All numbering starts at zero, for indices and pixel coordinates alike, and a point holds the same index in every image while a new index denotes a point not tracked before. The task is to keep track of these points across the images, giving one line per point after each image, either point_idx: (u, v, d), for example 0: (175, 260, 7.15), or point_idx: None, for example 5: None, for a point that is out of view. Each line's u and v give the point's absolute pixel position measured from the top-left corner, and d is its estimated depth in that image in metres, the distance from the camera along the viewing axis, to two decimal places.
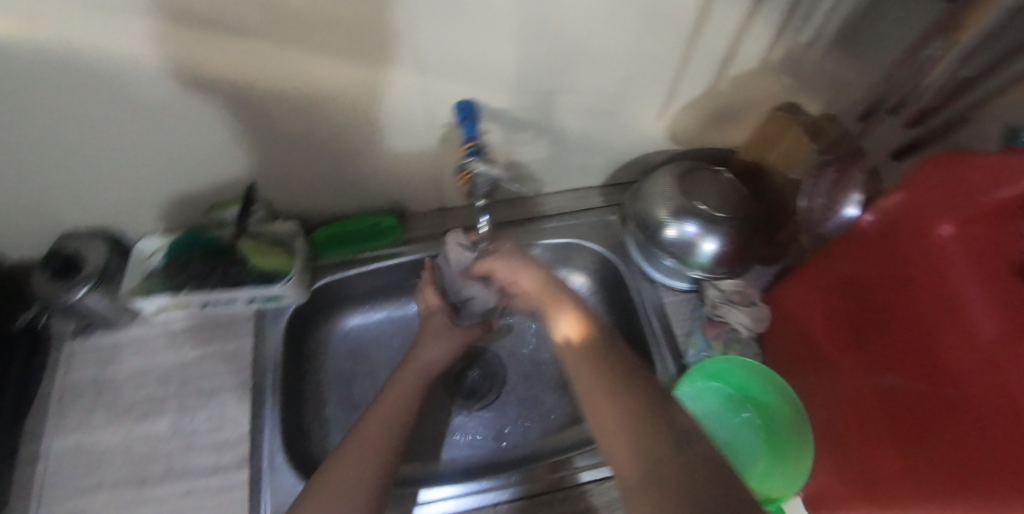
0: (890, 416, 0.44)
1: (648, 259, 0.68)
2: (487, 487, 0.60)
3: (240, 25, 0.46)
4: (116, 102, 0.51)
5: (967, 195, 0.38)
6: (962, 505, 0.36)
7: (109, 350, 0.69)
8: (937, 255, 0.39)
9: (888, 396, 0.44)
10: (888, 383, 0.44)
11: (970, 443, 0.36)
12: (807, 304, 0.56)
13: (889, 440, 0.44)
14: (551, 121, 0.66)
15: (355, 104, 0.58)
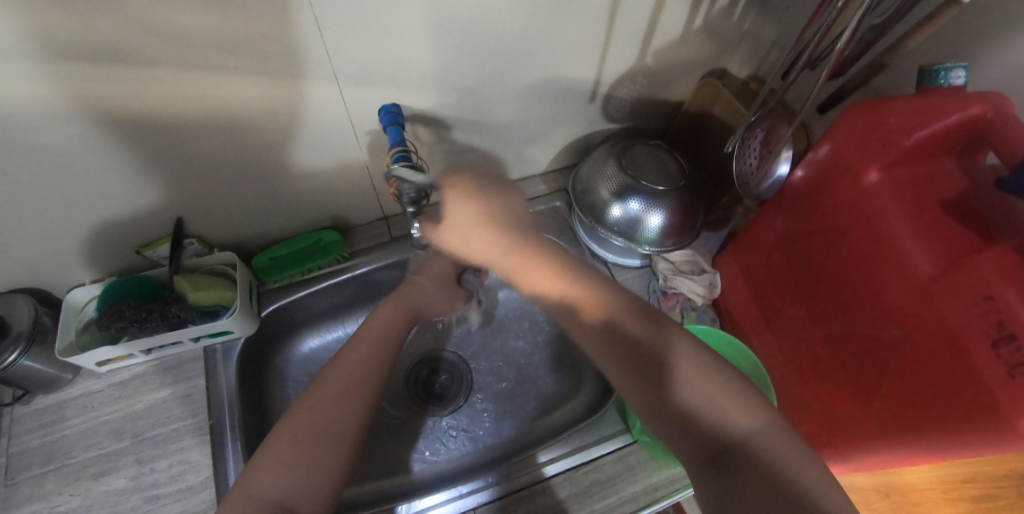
0: (840, 347, 0.52)
1: (598, 241, 0.71)
2: (472, 490, 0.59)
3: (134, 52, 0.47)
4: (11, 146, 0.50)
5: (891, 142, 0.46)
6: (915, 407, 0.45)
7: (53, 410, 0.66)
8: (873, 199, 0.48)
9: (836, 332, 0.52)
10: (835, 321, 0.52)
11: (916, 356, 0.44)
12: (750, 263, 0.63)
13: (841, 368, 0.52)
14: (482, 113, 0.65)
15: (271, 117, 0.57)
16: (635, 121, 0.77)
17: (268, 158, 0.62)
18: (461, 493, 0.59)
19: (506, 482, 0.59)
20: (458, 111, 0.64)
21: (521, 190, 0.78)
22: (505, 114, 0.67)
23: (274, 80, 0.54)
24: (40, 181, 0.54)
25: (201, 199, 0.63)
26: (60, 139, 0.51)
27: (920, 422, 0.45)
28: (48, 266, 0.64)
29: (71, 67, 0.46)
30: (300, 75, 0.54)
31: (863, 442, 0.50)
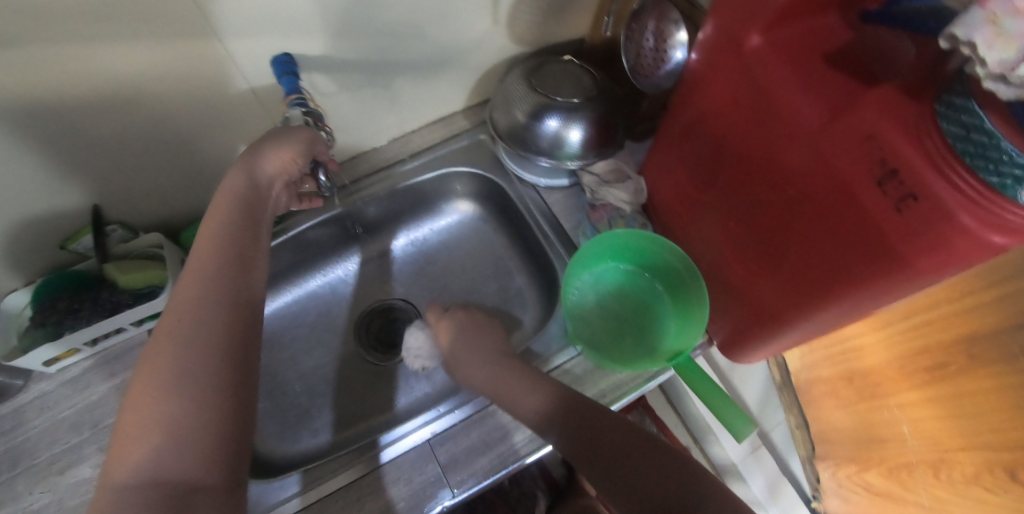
0: (753, 228, 0.51)
1: (525, 166, 0.71)
2: (448, 410, 0.61)
3: (2, 35, 0.45)
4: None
5: (764, 1, 0.44)
6: (824, 270, 0.45)
7: (10, 417, 0.66)
8: (757, 64, 0.46)
9: (747, 213, 0.52)
10: (745, 201, 0.51)
11: (816, 218, 0.44)
12: (668, 162, 0.62)
13: (757, 248, 0.52)
14: (385, 53, 0.64)
15: (166, 86, 0.56)
16: (547, 43, 0.76)
17: (171, 131, 0.61)
18: (438, 417, 0.60)
19: (458, 410, 0.60)
20: (356, 53, 0.63)
21: (443, 130, 0.77)
22: (407, 50, 0.65)
23: (154, 44, 0.52)
24: None
25: (112, 183, 0.62)
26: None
27: (829, 277, 0.45)
28: None
29: None
30: (176, 36, 0.52)
31: (788, 314, 0.51)
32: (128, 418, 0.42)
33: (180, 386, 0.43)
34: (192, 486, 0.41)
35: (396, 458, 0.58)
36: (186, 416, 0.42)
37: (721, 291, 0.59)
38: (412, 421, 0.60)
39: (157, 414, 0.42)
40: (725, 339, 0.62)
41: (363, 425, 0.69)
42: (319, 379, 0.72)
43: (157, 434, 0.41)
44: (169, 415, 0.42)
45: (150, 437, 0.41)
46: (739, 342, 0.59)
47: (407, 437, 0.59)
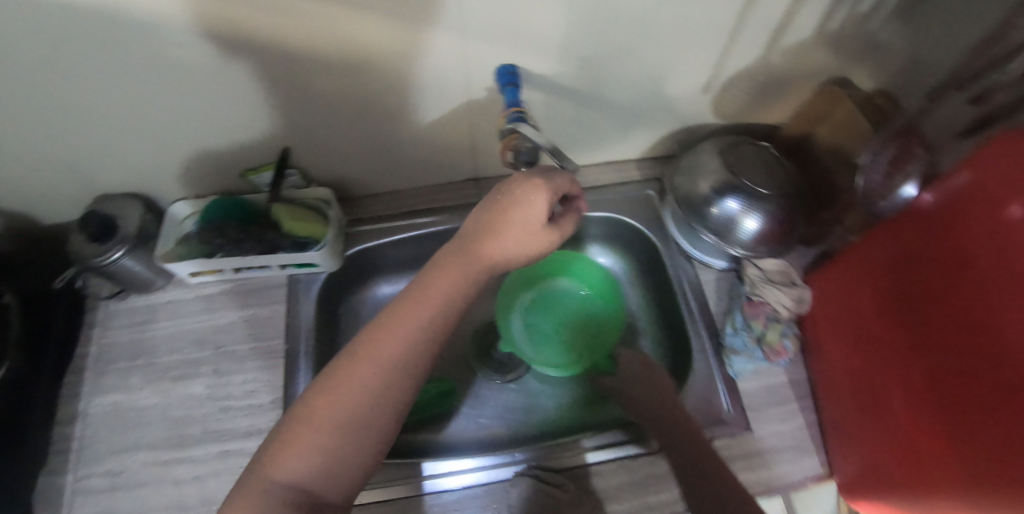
0: (941, 393, 0.48)
1: (688, 235, 0.70)
2: (519, 461, 0.60)
3: None
4: (148, 58, 0.53)
5: None
6: (1004, 477, 0.40)
7: (145, 312, 0.71)
8: (1005, 233, 0.42)
9: (940, 375, 0.48)
10: (942, 362, 0.48)
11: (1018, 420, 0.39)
12: (852, 285, 0.60)
13: (935, 415, 0.48)
14: (596, 91, 0.65)
15: (393, 65, 0.57)
16: (742, 123, 0.75)
17: (378, 104, 0.62)
18: (488, 464, 0.59)
19: (536, 461, 0.59)
20: (574, 82, 0.63)
21: (614, 173, 0.76)
22: (618, 91, 0.65)
23: (406, 24, 0.53)
24: (166, 93, 0.57)
25: (306, 135, 0.65)
26: (190, 53, 0.53)
27: (995, 470, 0.41)
28: (163, 175, 0.69)
29: None
30: (428, 24, 0.53)
31: (937, 492, 0.47)
32: (318, 408, 0.42)
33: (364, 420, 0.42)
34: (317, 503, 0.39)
35: (439, 491, 0.58)
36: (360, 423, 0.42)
37: (873, 436, 0.55)
38: (472, 458, 0.59)
39: (335, 426, 0.41)
40: (850, 479, 0.58)
41: (451, 433, 0.68)
42: None
43: (320, 451, 0.40)
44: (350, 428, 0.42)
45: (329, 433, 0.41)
46: (868, 489, 0.56)
47: (465, 473, 0.59)
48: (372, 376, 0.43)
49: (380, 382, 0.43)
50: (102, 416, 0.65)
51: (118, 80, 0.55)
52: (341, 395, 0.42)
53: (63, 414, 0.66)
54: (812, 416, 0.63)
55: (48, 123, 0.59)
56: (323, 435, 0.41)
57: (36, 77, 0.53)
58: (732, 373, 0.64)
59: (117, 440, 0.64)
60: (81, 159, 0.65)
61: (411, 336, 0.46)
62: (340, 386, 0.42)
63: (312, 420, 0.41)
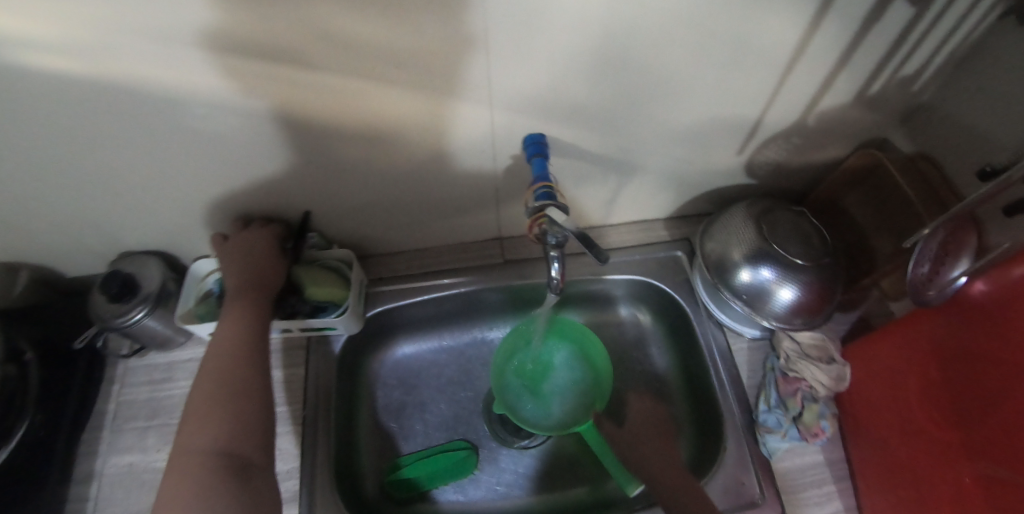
0: (1001, 503, 0.45)
1: (718, 302, 0.67)
2: None
3: (300, 57, 0.46)
4: (174, 127, 0.53)
5: None
6: None
7: (164, 369, 0.70)
8: None
9: (999, 483, 0.45)
10: (1002, 470, 0.45)
11: None
12: (895, 365, 0.57)
13: None
14: (624, 156, 0.63)
15: (417, 133, 0.57)
16: (775, 181, 0.73)
17: (401, 169, 0.61)
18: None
19: None
20: (602, 147, 0.61)
21: (640, 233, 0.74)
22: (647, 155, 0.63)
23: (432, 97, 0.52)
24: (191, 158, 0.57)
25: (329, 197, 0.65)
26: (215, 123, 0.53)
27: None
28: (187, 232, 0.70)
29: (238, 62, 0.46)
30: (455, 96, 0.53)
31: None
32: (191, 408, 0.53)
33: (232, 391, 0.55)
34: (241, 461, 0.51)
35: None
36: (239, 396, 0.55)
37: None
38: None
39: (213, 424, 0.52)
40: None
41: (470, 503, 0.66)
42: (440, 436, 0.70)
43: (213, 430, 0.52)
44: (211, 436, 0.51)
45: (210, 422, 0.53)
46: None
47: None
48: (212, 391, 0.54)
49: (228, 388, 0.55)
50: (118, 477, 0.65)
51: (146, 148, 0.55)
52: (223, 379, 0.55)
53: (80, 474, 0.65)
54: (851, 500, 0.60)
55: (78, 186, 0.59)
56: (213, 430, 0.52)
57: (67, 146, 0.53)
58: (766, 452, 0.61)
59: (131, 504, 0.63)
60: (106, 219, 0.65)
61: (239, 366, 0.56)
62: (200, 401, 0.54)
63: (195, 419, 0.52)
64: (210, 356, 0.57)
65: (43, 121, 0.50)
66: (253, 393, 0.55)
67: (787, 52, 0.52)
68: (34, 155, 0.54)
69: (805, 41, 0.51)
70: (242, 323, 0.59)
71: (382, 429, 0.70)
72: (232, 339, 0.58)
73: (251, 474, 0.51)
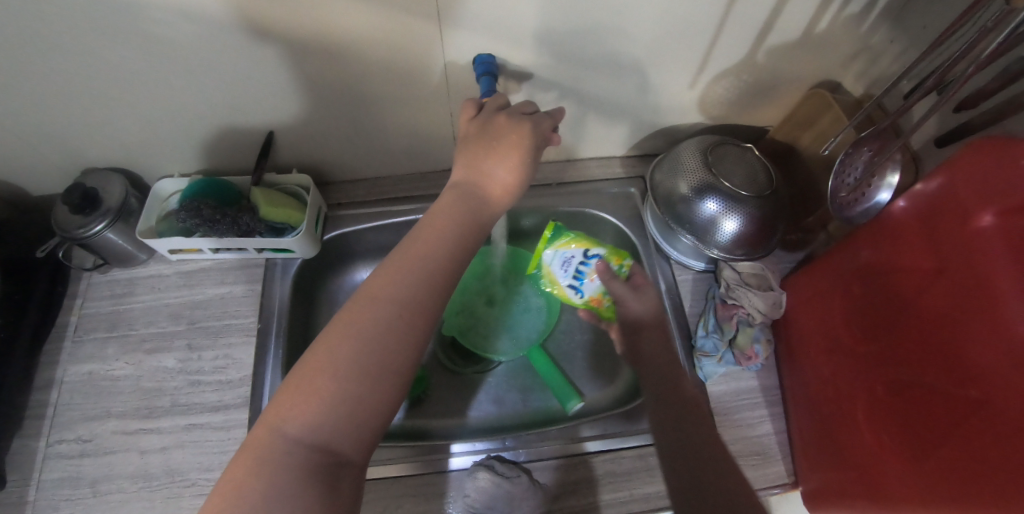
0: (903, 405, 0.47)
1: (667, 236, 0.70)
2: (485, 450, 0.61)
3: None
4: (126, 37, 0.53)
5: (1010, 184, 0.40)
6: (973, 494, 0.39)
7: (125, 284, 0.72)
8: (978, 241, 0.42)
9: (904, 387, 0.47)
10: (907, 375, 0.47)
11: (989, 435, 0.39)
12: (824, 294, 0.59)
13: (897, 427, 0.47)
14: (576, 82, 0.64)
15: (372, 50, 0.57)
16: (729, 123, 0.75)
17: (357, 89, 0.62)
18: (463, 451, 0.60)
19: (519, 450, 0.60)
20: (555, 75, 0.63)
21: (596, 168, 0.76)
22: (600, 83, 0.65)
23: (384, 11, 0.53)
24: (147, 71, 0.58)
25: (288, 118, 0.66)
26: (165, 32, 0.53)
27: (971, 489, 0.40)
28: (147, 151, 0.71)
29: None
30: (408, 12, 0.53)
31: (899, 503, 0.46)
32: (318, 355, 0.41)
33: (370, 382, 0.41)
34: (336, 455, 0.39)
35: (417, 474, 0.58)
36: (329, 402, 0.39)
37: (833, 448, 0.55)
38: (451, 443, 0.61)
39: (327, 388, 0.40)
40: (813, 488, 0.57)
41: (418, 419, 0.69)
42: None
43: (324, 405, 0.39)
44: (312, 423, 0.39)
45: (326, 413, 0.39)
46: (828, 500, 0.54)
47: (443, 457, 0.60)
48: (337, 346, 0.41)
49: (345, 384, 0.40)
50: (76, 384, 0.66)
51: (98, 57, 0.55)
52: (358, 329, 0.42)
53: (39, 381, 0.67)
54: (780, 423, 0.63)
55: (34, 96, 0.59)
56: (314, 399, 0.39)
57: (18, 52, 0.53)
58: (702, 376, 0.63)
59: (88, 409, 0.65)
60: (64, 134, 0.66)
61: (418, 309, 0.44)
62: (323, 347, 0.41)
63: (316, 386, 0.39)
64: (378, 278, 0.44)
65: None
66: (351, 410, 0.40)
67: None
68: None
69: None
70: (427, 256, 0.46)
71: None
72: (380, 298, 0.43)
73: (344, 471, 0.39)
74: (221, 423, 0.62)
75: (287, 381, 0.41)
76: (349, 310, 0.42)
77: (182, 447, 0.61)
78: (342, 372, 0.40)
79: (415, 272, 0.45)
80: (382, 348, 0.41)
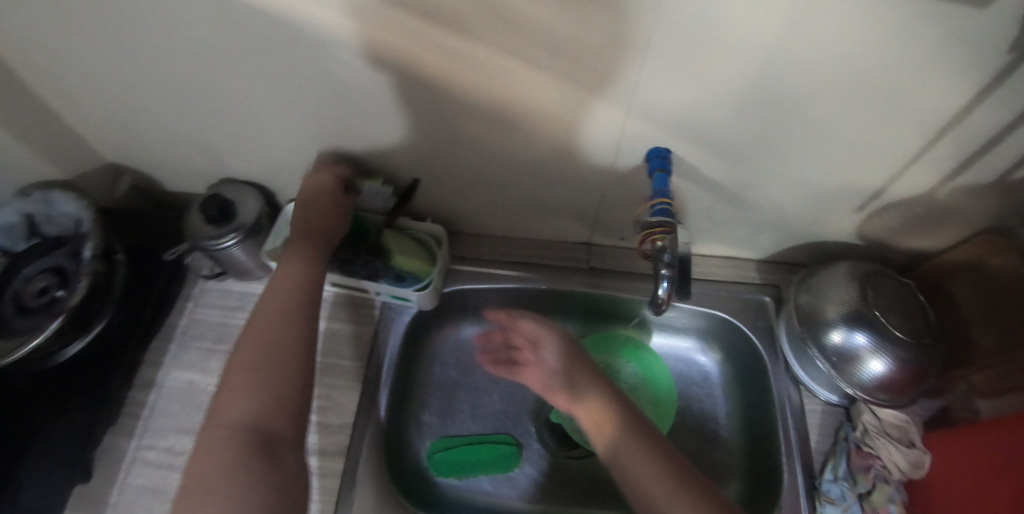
0: None
1: (799, 358, 0.65)
2: None
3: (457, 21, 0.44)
4: (312, 71, 0.53)
5: None
6: None
7: (239, 298, 0.72)
8: None
9: None
10: None
11: None
12: (989, 472, 0.53)
13: None
14: (736, 185, 0.61)
15: (539, 121, 0.55)
16: (884, 249, 0.70)
17: (513, 156, 0.61)
18: None
19: None
20: (719, 175, 0.60)
21: (728, 269, 0.73)
22: (761, 189, 0.62)
23: (567, 88, 0.51)
24: (320, 106, 0.58)
25: (437, 170, 0.65)
26: (347, 73, 0.53)
27: None
28: (288, 173, 0.71)
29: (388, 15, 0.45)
30: (596, 93, 0.51)
31: None
32: (225, 402, 0.47)
33: (258, 389, 0.48)
34: (271, 436, 0.46)
35: None
36: (281, 369, 0.50)
37: None
38: None
39: (250, 381, 0.48)
40: None
41: (506, 501, 0.65)
42: (488, 427, 0.69)
43: (253, 395, 0.47)
44: (253, 406, 0.47)
45: (246, 399, 0.47)
46: None
47: None
48: (250, 370, 0.49)
49: (275, 382, 0.49)
50: (175, 391, 0.67)
51: (279, 84, 0.56)
52: (267, 342, 0.51)
53: (141, 379, 0.67)
54: None
55: (204, 107, 0.61)
56: (253, 394, 0.48)
57: (206, 68, 0.55)
58: None
59: (182, 420, 0.65)
60: (221, 145, 0.68)
61: (297, 313, 0.55)
62: (239, 371, 0.49)
63: (239, 366, 0.49)
64: (257, 324, 0.53)
65: (196, 40, 0.51)
66: (284, 402, 0.49)
67: (945, 120, 0.50)
68: (176, 65, 0.55)
69: (964, 111, 0.49)
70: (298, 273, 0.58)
71: (432, 405, 0.70)
72: (293, 282, 0.57)
73: (284, 456, 0.46)
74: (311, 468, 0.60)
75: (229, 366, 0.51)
76: (230, 384, 0.49)
77: None
78: (265, 364, 0.50)
79: (302, 260, 0.59)
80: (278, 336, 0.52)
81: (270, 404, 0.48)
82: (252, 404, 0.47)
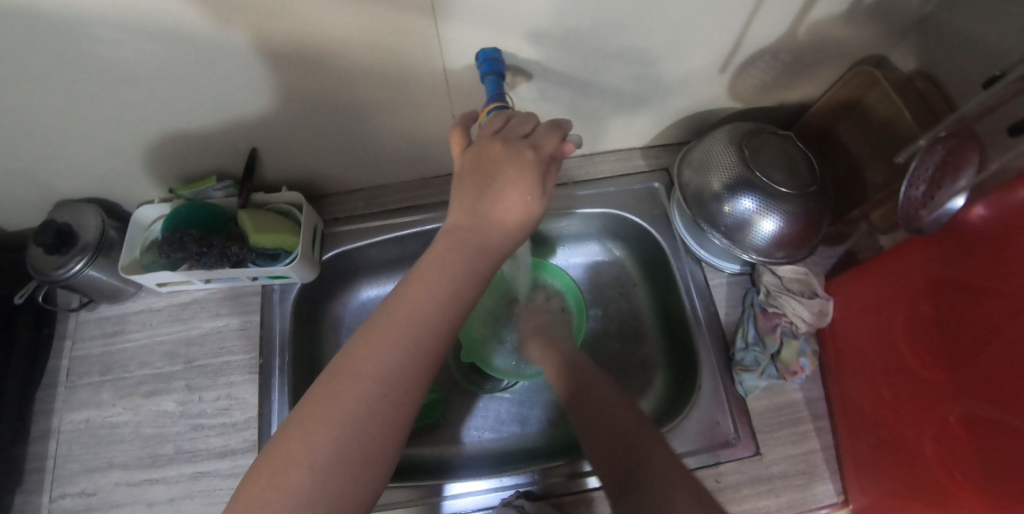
0: (974, 443, 0.42)
1: (696, 236, 0.63)
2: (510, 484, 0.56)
3: None
4: (75, 59, 0.45)
5: None
6: None
7: (115, 322, 0.67)
8: None
9: (974, 422, 0.42)
10: (978, 408, 0.41)
11: None
12: (879, 301, 0.53)
13: (967, 465, 0.42)
14: (591, 75, 0.57)
15: (355, 55, 0.49)
16: (763, 106, 0.68)
17: (349, 100, 0.55)
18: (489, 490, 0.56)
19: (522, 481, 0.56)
20: (568, 68, 0.55)
21: (615, 164, 0.70)
22: (620, 74, 0.57)
23: (365, 8, 0.44)
24: (107, 99, 0.51)
25: (274, 137, 0.59)
26: (118, 52, 0.45)
27: None
28: (118, 181, 0.64)
29: None
30: (399, 7, 0.44)
31: None
32: (288, 437, 0.34)
33: (356, 465, 0.34)
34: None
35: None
36: (369, 408, 0.35)
37: (890, 475, 0.50)
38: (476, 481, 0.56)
39: (313, 442, 0.34)
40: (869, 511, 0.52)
41: (440, 446, 0.65)
42: None
43: (311, 467, 0.33)
44: (333, 449, 0.34)
45: (315, 463, 0.33)
46: None
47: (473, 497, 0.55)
48: (353, 412, 0.35)
49: (355, 426, 0.35)
50: (74, 433, 0.62)
51: (46, 84, 0.47)
52: (366, 377, 0.36)
53: (36, 432, 0.62)
54: (828, 438, 0.57)
55: None
56: (328, 429, 0.34)
57: None
58: (741, 391, 0.58)
59: (88, 459, 0.61)
60: (26, 170, 0.59)
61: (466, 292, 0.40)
62: (333, 390, 0.35)
63: (317, 417, 0.34)
64: (392, 313, 0.38)
65: None
66: (386, 439, 0.35)
67: None
68: None
69: None
70: (464, 261, 0.41)
71: None
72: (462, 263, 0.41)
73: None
74: (228, 470, 0.58)
75: (350, 346, 0.37)
76: (298, 419, 0.35)
77: (190, 497, 0.57)
78: (374, 381, 0.36)
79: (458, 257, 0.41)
80: (417, 358, 0.37)
81: (346, 444, 0.34)
82: (333, 447, 0.34)
